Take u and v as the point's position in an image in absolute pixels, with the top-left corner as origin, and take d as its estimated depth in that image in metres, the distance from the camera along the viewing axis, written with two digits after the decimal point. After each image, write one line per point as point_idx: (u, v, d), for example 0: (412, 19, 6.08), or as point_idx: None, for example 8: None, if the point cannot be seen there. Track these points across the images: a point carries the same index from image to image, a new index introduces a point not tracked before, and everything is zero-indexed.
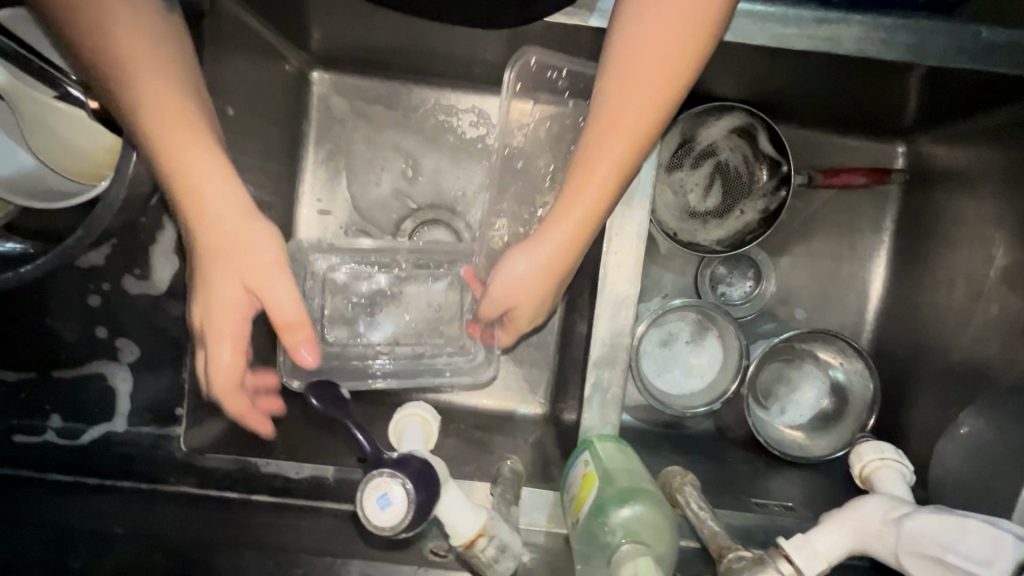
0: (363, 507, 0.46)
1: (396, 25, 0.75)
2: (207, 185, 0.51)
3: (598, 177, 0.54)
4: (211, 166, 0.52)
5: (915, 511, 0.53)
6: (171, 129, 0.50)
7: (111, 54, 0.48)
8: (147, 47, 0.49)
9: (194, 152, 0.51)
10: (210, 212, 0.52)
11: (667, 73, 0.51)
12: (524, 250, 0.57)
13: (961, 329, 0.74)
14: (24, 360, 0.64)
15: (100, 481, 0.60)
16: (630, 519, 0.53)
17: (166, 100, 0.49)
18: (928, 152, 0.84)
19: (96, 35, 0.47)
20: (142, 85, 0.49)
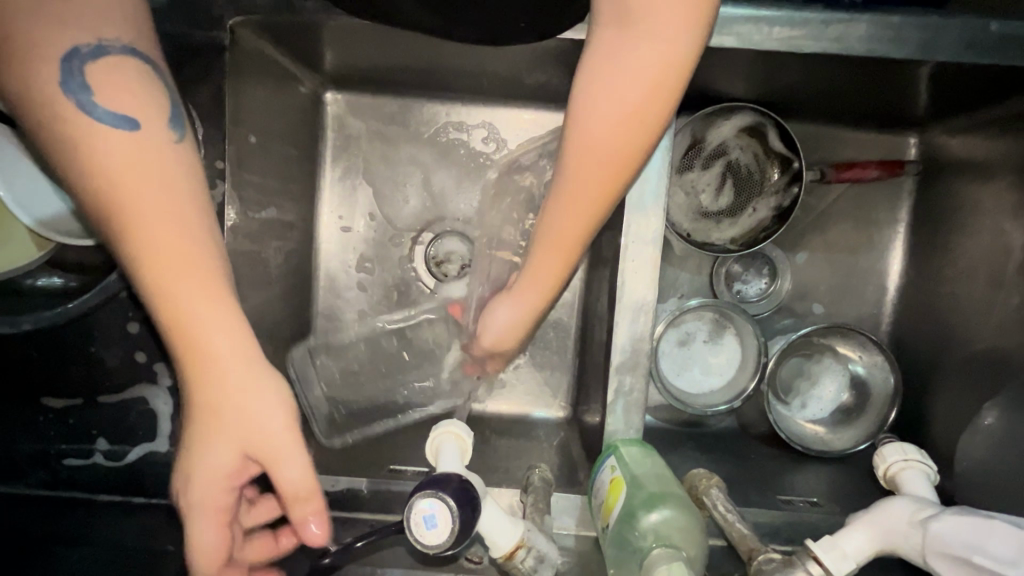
0: (414, 536, 0.48)
1: (408, 49, 0.77)
2: (215, 333, 0.43)
3: (561, 248, 0.55)
4: (219, 313, 0.43)
5: (940, 513, 0.54)
6: (171, 271, 0.41)
7: (112, 190, 0.40)
8: (148, 179, 0.41)
9: (196, 298, 0.42)
10: (216, 358, 0.44)
11: (619, 148, 0.50)
12: (504, 303, 0.63)
13: (981, 320, 0.75)
14: (70, 388, 0.67)
15: (146, 500, 0.64)
16: (659, 524, 0.55)
17: (170, 238, 0.41)
18: (941, 144, 0.84)
19: (95, 164, 0.40)
20: (136, 222, 0.40)
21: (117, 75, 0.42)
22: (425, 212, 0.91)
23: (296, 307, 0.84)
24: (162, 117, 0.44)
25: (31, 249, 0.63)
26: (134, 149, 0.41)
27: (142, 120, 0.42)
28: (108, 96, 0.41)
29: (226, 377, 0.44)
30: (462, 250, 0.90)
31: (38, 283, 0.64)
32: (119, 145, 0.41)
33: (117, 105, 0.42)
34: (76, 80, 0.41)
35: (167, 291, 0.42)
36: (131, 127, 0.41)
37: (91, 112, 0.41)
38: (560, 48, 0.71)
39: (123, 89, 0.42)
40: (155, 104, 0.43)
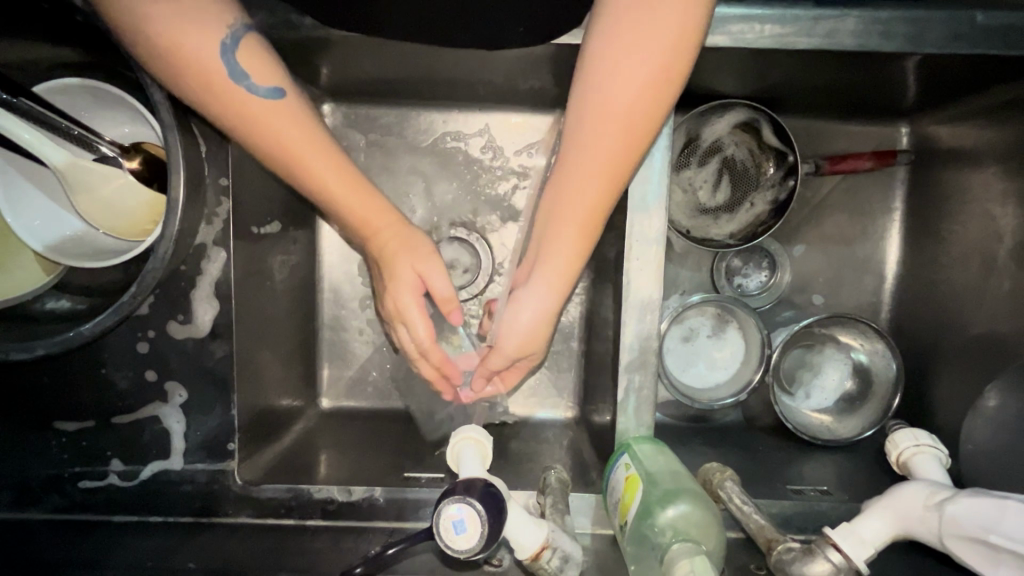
0: (442, 538, 0.49)
1: (404, 60, 0.77)
2: (378, 220, 0.60)
3: (581, 219, 0.56)
4: (372, 204, 0.59)
5: (956, 495, 0.54)
6: (343, 178, 0.57)
7: (284, 134, 0.53)
8: (307, 121, 0.55)
9: (364, 199, 0.59)
10: (379, 242, 0.60)
11: (640, 118, 0.53)
12: (523, 299, 0.60)
13: (977, 304, 0.76)
14: (81, 410, 0.66)
15: (161, 519, 0.66)
16: (677, 519, 0.55)
17: (337, 161, 0.56)
18: (931, 133, 0.85)
19: (267, 122, 0.53)
20: (308, 153, 0.55)
21: (253, 53, 0.53)
22: (428, 218, 0.91)
23: (302, 318, 0.84)
24: (283, 73, 0.55)
25: (39, 274, 0.63)
26: (288, 107, 0.54)
27: (277, 80, 0.54)
28: (249, 68, 0.52)
29: (391, 247, 0.60)
30: (464, 255, 0.91)
31: (47, 306, 0.65)
32: (273, 105, 0.53)
33: (259, 71, 0.53)
34: (225, 56, 0.51)
35: (339, 195, 0.57)
36: (276, 87, 0.53)
37: (241, 80, 0.52)
38: (556, 55, 0.71)
39: (259, 57, 0.53)
40: (277, 66, 0.55)
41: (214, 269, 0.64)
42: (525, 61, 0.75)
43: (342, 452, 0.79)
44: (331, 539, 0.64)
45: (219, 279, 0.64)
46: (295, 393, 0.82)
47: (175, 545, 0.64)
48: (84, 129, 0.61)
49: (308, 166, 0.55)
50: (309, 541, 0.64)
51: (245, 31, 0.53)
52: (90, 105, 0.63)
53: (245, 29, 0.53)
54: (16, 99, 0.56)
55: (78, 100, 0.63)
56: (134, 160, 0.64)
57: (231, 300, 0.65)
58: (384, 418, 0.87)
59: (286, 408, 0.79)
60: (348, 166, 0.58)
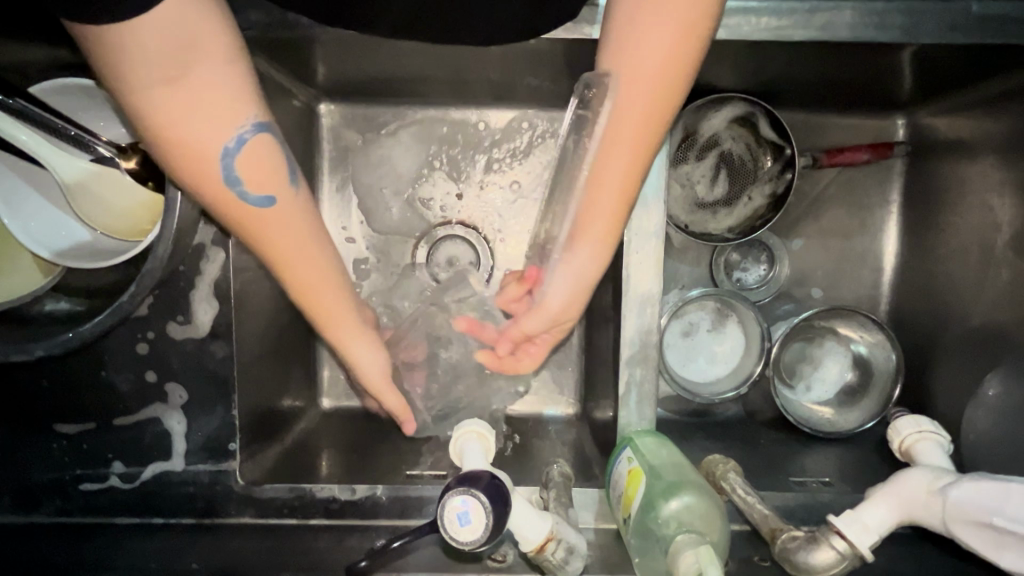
0: (446, 529, 0.49)
1: (400, 58, 0.77)
2: (343, 326, 0.58)
3: (618, 185, 0.56)
4: (343, 312, 0.58)
5: (959, 479, 0.55)
6: (321, 297, 0.55)
7: (272, 246, 0.51)
8: (296, 234, 0.51)
9: (340, 310, 0.57)
10: (343, 335, 0.59)
11: (666, 81, 0.53)
12: (564, 262, 0.60)
13: (975, 293, 0.76)
14: (82, 413, 0.66)
15: (163, 520, 0.66)
16: (680, 511, 0.55)
17: (319, 272, 0.54)
18: (927, 124, 0.86)
19: (255, 232, 0.50)
20: (290, 271, 0.52)
21: (255, 159, 0.48)
22: (427, 217, 0.91)
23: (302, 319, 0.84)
24: (285, 174, 0.51)
25: (38, 276, 0.63)
26: (282, 219, 0.50)
27: (273, 186, 0.50)
28: (247, 170, 0.48)
29: (348, 340, 0.60)
30: (463, 253, 0.91)
31: (46, 308, 0.65)
32: (260, 217, 0.49)
33: (255, 176, 0.48)
34: (223, 157, 0.47)
35: (316, 305, 0.55)
36: (269, 195, 0.49)
37: (234, 185, 0.48)
38: (553, 50, 0.71)
39: (262, 162, 0.48)
40: (281, 165, 0.50)
41: (213, 269, 0.64)
42: (521, 57, 0.75)
43: (343, 452, 0.79)
44: (335, 537, 0.64)
45: (218, 279, 0.64)
46: (296, 393, 0.82)
47: (177, 547, 0.63)
48: (81, 130, 0.61)
49: (285, 274, 0.52)
50: (313, 540, 0.64)
51: (258, 128, 0.48)
52: (87, 106, 0.63)
53: (259, 126, 0.48)
54: (11, 99, 0.57)
55: (77, 101, 0.63)
56: (131, 158, 0.64)
57: (231, 299, 0.65)
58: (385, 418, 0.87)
59: (287, 408, 0.79)
60: (332, 280, 0.55)
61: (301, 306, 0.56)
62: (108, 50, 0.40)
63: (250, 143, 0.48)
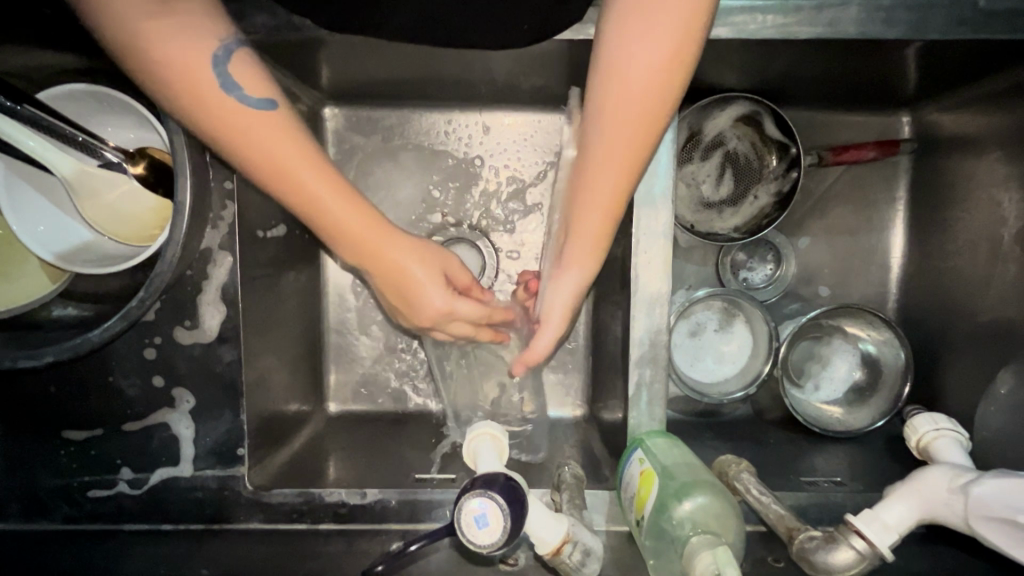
0: (463, 532, 0.49)
1: (403, 60, 0.77)
2: (376, 234, 0.55)
3: (607, 204, 0.57)
4: (367, 219, 0.54)
5: (981, 477, 0.54)
6: (336, 197, 0.52)
7: (270, 151, 0.49)
8: (293, 133, 0.50)
9: (362, 213, 0.53)
10: (377, 246, 0.55)
11: (656, 95, 0.53)
12: (558, 277, 0.62)
13: (984, 289, 0.76)
14: (90, 418, 0.65)
15: (172, 526, 0.66)
16: (694, 512, 0.55)
17: (325, 170, 0.51)
18: (933, 121, 0.85)
19: (252, 142, 0.48)
20: (295, 170, 0.49)
21: (243, 67, 0.50)
22: (433, 219, 0.91)
23: (308, 323, 0.84)
24: (274, 88, 0.52)
25: (45, 282, 0.63)
26: (277, 120, 0.49)
27: (265, 92, 0.50)
28: (241, 79, 0.49)
29: (382, 252, 0.56)
30: (468, 255, 0.90)
31: (54, 314, 0.65)
32: (256, 118, 0.49)
33: (249, 82, 0.49)
34: (217, 66, 0.48)
35: (334, 209, 0.52)
36: (263, 100, 0.50)
37: (226, 91, 0.48)
38: (558, 51, 0.71)
39: (246, 70, 0.50)
40: (266, 78, 0.51)
41: (221, 274, 0.64)
42: (526, 59, 0.75)
43: (351, 455, 0.79)
44: (345, 542, 0.64)
45: (227, 283, 0.63)
46: (303, 398, 0.81)
47: (187, 553, 0.63)
48: (89, 136, 0.60)
49: (295, 181, 0.50)
50: (322, 545, 0.63)
51: (234, 46, 0.50)
52: (97, 112, 0.64)
53: (234, 45, 0.50)
54: (19, 106, 0.56)
55: (86, 108, 0.63)
56: (139, 165, 0.63)
57: (238, 304, 0.65)
58: (393, 421, 0.86)
59: (294, 413, 0.78)
60: (344, 180, 0.53)
61: (317, 219, 0.53)
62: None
63: (236, 58, 0.50)
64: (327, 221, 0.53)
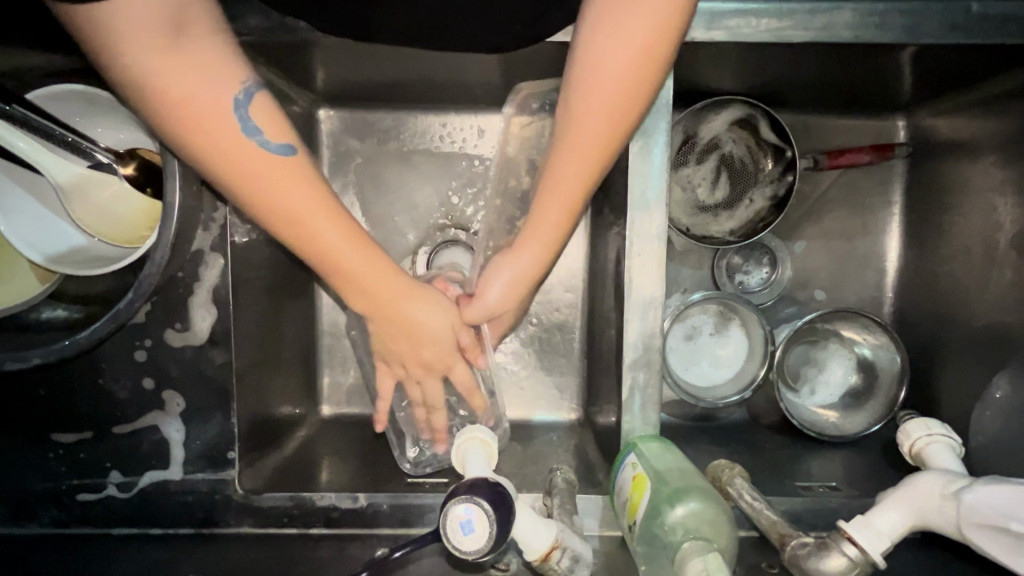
0: (449, 538, 0.48)
1: (396, 61, 0.76)
2: (386, 284, 0.57)
3: (565, 197, 0.58)
4: (378, 270, 0.56)
5: (972, 484, 0.54)
6: (351, 251, 0.53)
7: (286, 204, 0.50)
8: (311, 186, 0.51)
9: (374, 266, 0.55)
10: (384, 296, 0.57)
11: (627, 90, 0.53)
12: (507, 261, 0.62)
13: (979, 294, 0.76)
14: (78, 421, 0.65)
15: (162, 530, 0.65)
16: (686, 517, 0.55)
17: (339, 223, 0.52)
18: (928, 125, 0.85)
19: (268, 196, 0.49)
20: (311, 225, 0.51)
21: (264, 112, 0.50)
22: (428, 221, 0.91)
23: (302, 325, 0.83)
24: (291, 133, 0.52)
25: (34, 284, 0.62)
26: (295, 172, 0.50)
27: (285, 139, 0.51)
28: (261, 123, 0.50)
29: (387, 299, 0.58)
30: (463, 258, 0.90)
31: (43, 316, 0.64)
32: (276, 168, 0.49)
33: (269, 127, 0.50)
34: (238, 109, 0.48)
35: (349, 262, 0.54)
36: (283, 148, 0.50)
37: (248, 137, 0.48)
38: (551, 54, 0.71)
39: (266, 114, 0.50)
40: (284, 123, 0.52)
41: (212, 276, 0.63)
42: (521, 61, 0.74)
43: (344, 458, 0.78)
44: (335, 547, 0.63)
45: (218, 286, 0.63)
46: (296, 401, 0.81)
47: (176, 558, 0.63)
48: (79, 137, 0.60)
49: (311, 232, 0.51)
50: (313, 549, 0.63)
51: (254, 88, 0.50)
52: (86, 113, 0.63)
53: (254, 88, 0.50)
54: (9, 106, 0.56)
55: (75, 108, 0.63)
56: (129, 166, 0.63)
57: (230, 306, 0.64)
58: None
59: (287, 416, 0.78)
60: (358, 232, 0.54)
61: (328, 270, 0.54)
62: (106, 24, 0.41)
63: (255, 103, 0.50)
64: (339, 273, 0.54)
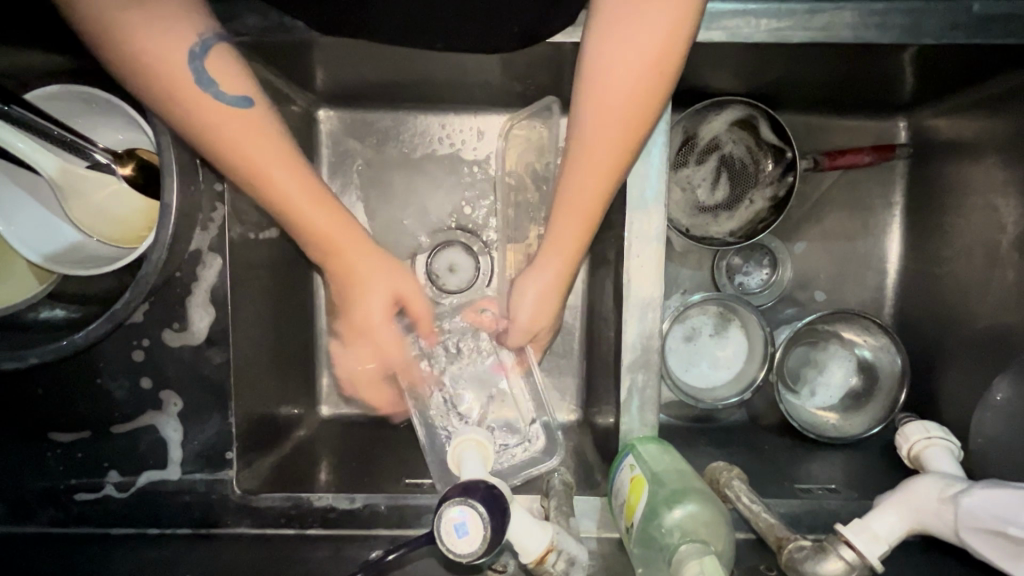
0: (443, 541, 0.48)
1: (394, 60, 0.76)
2: (342, 235, 0.59)
3: (585, 207, 0.58)
4: (334, 220, 0.58)
5: (971, 488, 0.54)
6: (305, 201, 0.56)
7: (241, 150, 0.52)
8: (267, 135, 0.53)
9: (330, 215, 0.58)
10: (339, 247, 0.59)
11: (636, 107, 0.54)
12: (531, 278, 0.64)
13: (980, 295, 0.75)
14: (76, 421, 0.65)
15: (160, 530, 0.65)
16: (684, 520, 0.54)
17: (295, 173, 0.55)
18: (929, 126, 0.85)
19: (227, 144, 0.52)
20: (268, 174, 0.53)
21: (223, 64, 0.52)
22: (428, 222, 0.91)
23: (301, 325, 0.83)
24: (251, 85, 0.54)
25: (33, 284, 0.62)
26: (252, 121, 0.53)
27: (244, 91, 0.53)
28: (218, 75, 0.52)
29: (339, 250, 0.60)
30: (461, 258, 0.90)
31: (41, 316, 0.64)
32: (235, 118, 0.52)
33: (224, 81, 0.52)
34: (192, 64, 0.50)
35: (305, 210, 0.56)
36: (241, 98, 0.53)
37: (206, 87, 0.51)
38: (551, 54, 0.71)
39: (224, 65, 0.52)
40: (245, 74, 0.54)
41: (210, 276, 0.63)
42: (520, 61, 0.74)
43: (342, 458, 0.78)
44: (332, 548, 0.63)
45: (216, 286, 0.63)
46: (294, 401, 0.81)
47: (174, 558, 0.63)
48: (80, 138, 0.61)
49: (269, 180, 0.53)
50: (311, 550, 0.63)
51: (212, 41, 0.53)
52: (82, 113, 0.63)
53: (214, 41, 0.53)
54: (8, 106, 0.56)
55: (71, 108, 0.62)
56: (127, 166, 0.63)
57: (228, 306, 0.64)
58: (385, 425, 0.86)
59: (286, 416, 0.78)
60: (314, 184, 0.57)
61: (287, 219, 0.57)
62: None
63: (214, 56, 0.52)
64: (296, 222, 0.57)
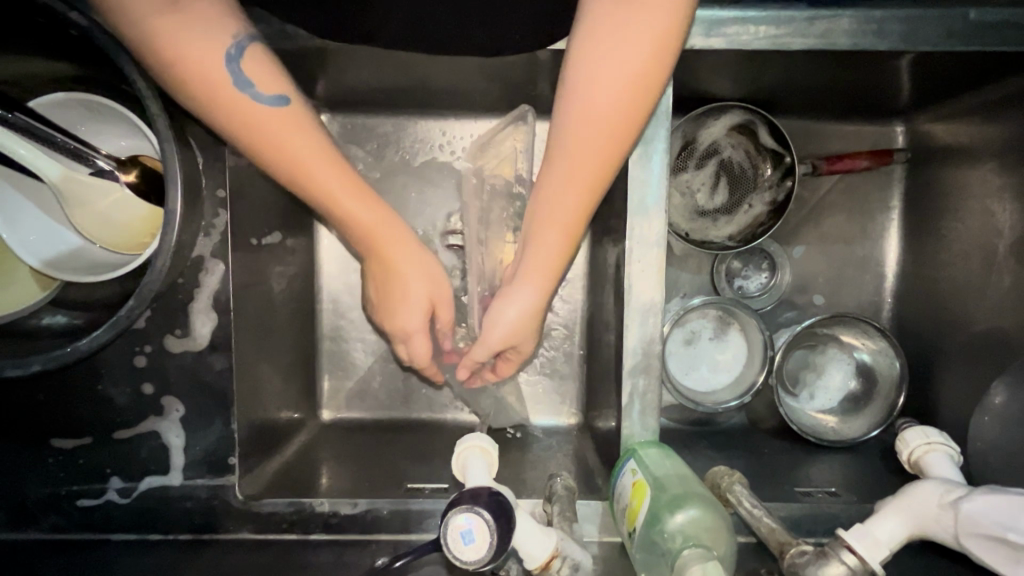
0: (449, 548, 0.48)
1: (394, 66, 0.76)
2: (387, 234, 0.58)
3: (567, 219, 0.58)
4: (379, 215, 0.57)
5: (971, 493, 0.54)
6: (349, 196, 0.55)
7: (284, 148, 0.51)
8: (307, 132, 0.52)
9: (375, 214, 0.57)
10: (386, 247, 0.58)
11: (621, 116, 0.54)
12: (510, 297, 0.61)
13: (978, 299, 0.76)
14: (78, 427, 0.65)
15: (162, 536, 0.65)
16: (686, 525, 0.55)
17: (337, 170, 0.54)
18: (927, 131, 0.86)
19: (271, 142, 0.51)
20: (313, 172, 0.53)
21: (259, 63, 0.52)
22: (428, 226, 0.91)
23: (302, 329, 0.84)
24: (289, 84, 0.54)
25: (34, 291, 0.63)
26: (292, 119, 0.52)
27: (282, 89, 0.53)
28: (255, 76, 0.51)
29: (388, 249, 0.58)
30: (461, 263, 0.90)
31: (43, 322, 0.64)
32: (275, 116, 0.51)
33: (263, 79, 0.51)
34: (229, 64, 0.50)
35: (350, 208, 0.55)
36: (279, 97, 0.52)
37: (244, 88, 0.50)
38: (552, 60, 0.71)
39: (261, 65, 0.52)
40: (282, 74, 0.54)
41: (212, 282, 0.63)
42: (521, 68, 0.75)
43: (344, 461, 0.78)
44: (334, 553, 0.63)
45: (218, 292, 0.63)
46: (295, 405, 0.81)
47: (175, 563, 0.63)
48: (82, 145, 0.61)
49: (313, 179, 0.53)
50: (312, 554, 0.63)
51: (248, 42, 0.52)
52: (84, 119, 0.64)
53: (250, 40, 0.52)
54: (11, 114, 0.57)
55: (73, 115, 0.63)
56: (130, 172, 0.63)
57: (230, 312, 0.64)
58: (386, 429, 0.86)
59: (287, 420, 0.78)
60: (356, 182, 0.56)
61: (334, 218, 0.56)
62: None
63: (250, 56, 0.52)
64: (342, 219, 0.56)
